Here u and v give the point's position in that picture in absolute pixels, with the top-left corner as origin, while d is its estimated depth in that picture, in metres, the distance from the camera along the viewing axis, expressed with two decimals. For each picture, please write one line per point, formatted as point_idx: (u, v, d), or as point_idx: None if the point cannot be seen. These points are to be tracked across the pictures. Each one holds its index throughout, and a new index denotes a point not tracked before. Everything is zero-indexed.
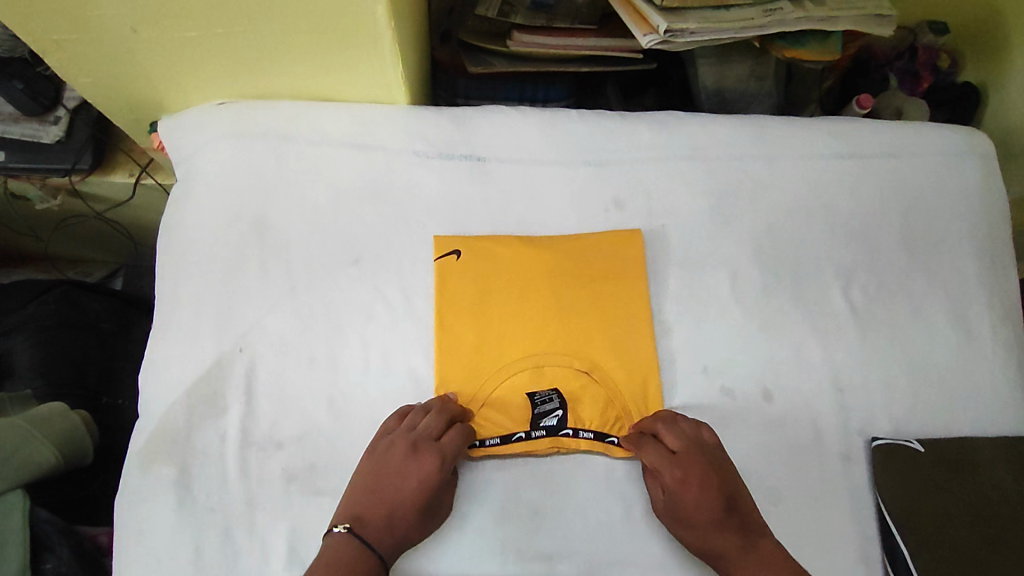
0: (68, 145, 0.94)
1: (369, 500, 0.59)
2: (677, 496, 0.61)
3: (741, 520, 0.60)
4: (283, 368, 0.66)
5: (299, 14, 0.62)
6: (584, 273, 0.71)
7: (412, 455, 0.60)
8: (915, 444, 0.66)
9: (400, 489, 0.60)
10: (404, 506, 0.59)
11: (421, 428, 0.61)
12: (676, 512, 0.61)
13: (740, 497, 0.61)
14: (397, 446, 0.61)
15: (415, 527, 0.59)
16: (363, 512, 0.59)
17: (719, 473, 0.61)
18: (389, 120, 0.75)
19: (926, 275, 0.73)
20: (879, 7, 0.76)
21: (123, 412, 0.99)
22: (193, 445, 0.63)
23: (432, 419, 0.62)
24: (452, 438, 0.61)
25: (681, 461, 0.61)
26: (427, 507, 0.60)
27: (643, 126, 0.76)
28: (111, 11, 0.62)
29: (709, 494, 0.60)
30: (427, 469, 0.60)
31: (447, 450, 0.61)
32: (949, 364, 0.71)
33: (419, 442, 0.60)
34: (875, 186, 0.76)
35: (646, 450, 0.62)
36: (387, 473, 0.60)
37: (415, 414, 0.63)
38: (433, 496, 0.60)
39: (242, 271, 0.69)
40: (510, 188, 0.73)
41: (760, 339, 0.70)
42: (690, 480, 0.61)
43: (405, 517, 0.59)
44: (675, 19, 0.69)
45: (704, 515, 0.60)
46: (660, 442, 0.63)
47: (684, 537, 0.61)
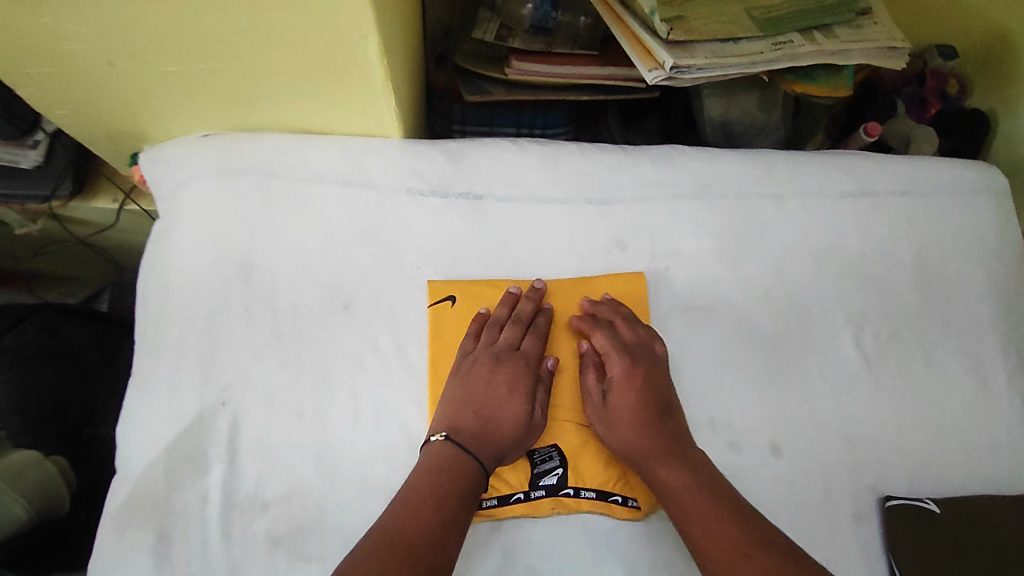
0: (48, 170, 0.88)
1: (466, 411, 0.61)
2: (620, 385, 0.64)
3: (670, 421, 0.63)
4: (269, 423, 0.63)
5: (288, 48, 0.58)
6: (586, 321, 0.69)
7: (497, 363, 0.63)
8: (930, 505, 0.63)
9: (493, 397, 0.62)
10: (499, 410, 0.62)
11: (500, 342, 0.65)
12: (617, 400, 0.63)
13: (671, 398, 0.64)
14: (481, 359, 0.64)
15: (513, 432, 0.61)
16: (459, 422, 0.61)
17: (659, 374, 0.64)
18: (380, 155, 0.71)
19: (940, 320, 0.71)
20: (892, 39, 0.72)
21: (105, 445, 0.93)
22: (173, 507, 0.60)
23: (509, 328, 0.65)
24: (530, 344, 0.65)
25: (632, 354, 0.65)
26: (521, 409, 0.62)
27: (647, 163, 0.73)
28: (86, 46, 0.58)
29: (652, 390, 0.63)
30: (514, 374, 0.63)
31: (529, 355, 0.65)
32: (964, 415, 0.68)
33: (502, 353, 0.64)
34: (888, 226, 0.73)
35: (598, 336, 0.65)
36: (477, 383, 0.63)
37: (491, 330, 0.66)
38: (523, 398, 0.62)
39: (225, 319, 0.65)
40: (508, 228, 0.70)
41: (769, 389, 0.67)
42: (634, 371, 0.64)
43: (502, 421, 0.61)
44: (680, 54, 0.66)
45: (641, 408, 0.62)
46: (616, 332, 0.66)
47: (614, 429, 0.62)
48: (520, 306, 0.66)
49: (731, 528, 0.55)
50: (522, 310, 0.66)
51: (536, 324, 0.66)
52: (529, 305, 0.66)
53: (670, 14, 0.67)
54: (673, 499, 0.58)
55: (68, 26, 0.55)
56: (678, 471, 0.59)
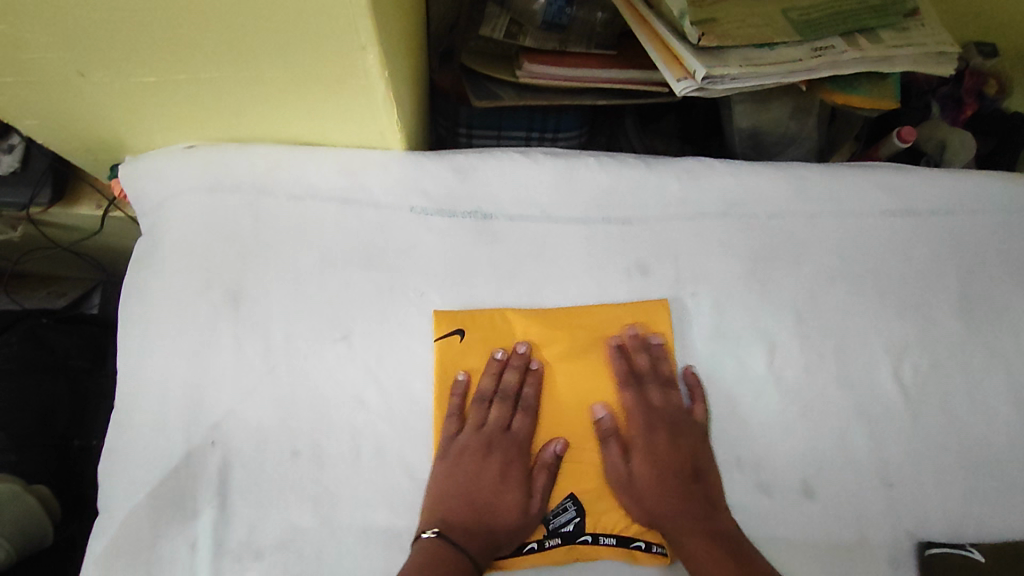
0: (23, 176, 0.82)
1: (458, 504, 0.58)
2: (644, 453, 0.61)
3: (698, 491, 0.60)
4: (261, 464, 0.58)
5: (277, 58, 0.53)
6: (585, 380, 0.62)
7: (489, 451, 0.60)
8: (974, 553, 0.59)
9: (485, 490, 0.59)
10: (495, 502, 0.59)
11: (489, 423, 0.61)
12: (639, 469, 0.60)
13: (704, 461, 0.61)
14: (471, 446, 0.60)
15: (510, 523, 0.58)
16: (449, 514, 0.57)
17: (686, 438, 0.61)
18: (381, 170, 0.66)
19: (985, 350, 0.66)
20: (939, 43, 0.67)
21: (96, 457, 0.85)
22: (159, 555, 0.55)
23: (497, 406, 0.61)
24: (521, 423, 0.61)
25: (654, 416, 0.62)
26: (517, 496, 0.58)
27: (671, 177, 0.68)
28: (51, 54, 0.52)
29: (677, 456, 0.61)
30: (505, 460, 0.60)
31: (520, 436, 0.61)
32: (1010, 452, 0.63)
33: (494, 439, 0.61)
34: (929, 248, 0.68)
35: (626, 394, 0.62)
36: (466, 473, 0.59)
37: (479, 407, 0.61)
38: (517, 485, 0.59)
39: (214, 349, 0.60)
40: (522, 251, 0.65)
41: (802, 427, 0.62)
42: (668, 438, 0.61)
43: (496, 516, 0.58)
44: (712, 62, 0.61)
45: (664, 474, 0.60)
46: (642, 393, 0.62)
47: (638, 497, 0.59)
48: (505, 377, 0.62)
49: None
50: (508, 382, 0.62)
51: (524, 396, 0.61)
52: (513, 373, 0.62)
53: (701, 17, 0.63)
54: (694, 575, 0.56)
55: (30, 34, 0.49)
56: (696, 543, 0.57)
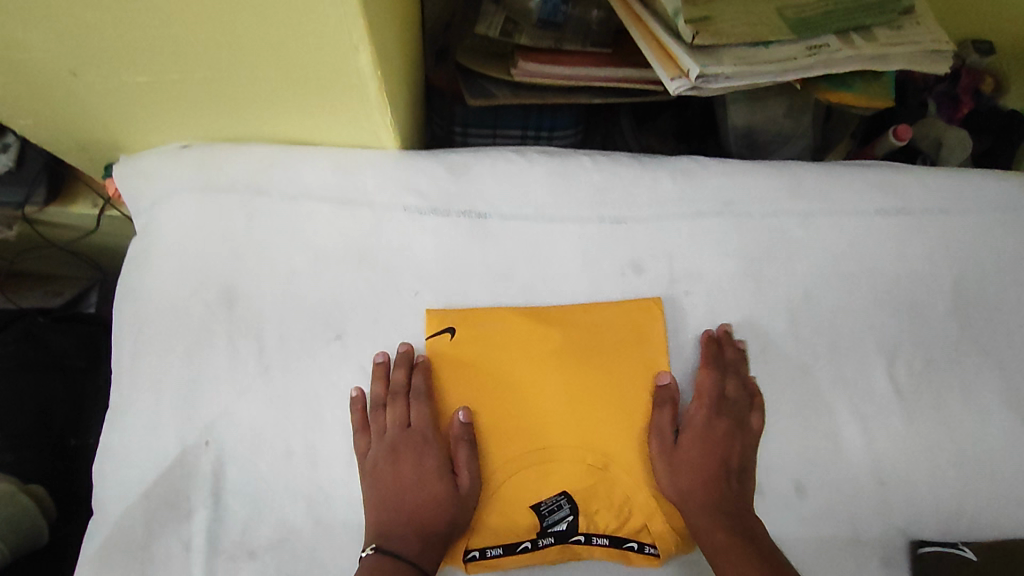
0: (17, 176, 0.81)
1: (389, 511, 0.56)
2: (695, 430, 0.60)
3: (736, 486, 0.59)
4: (255, 463, 0.58)
5: (270, 57, 0.53)
6: (506, 368, 0.61)
7: (397, 456, 0.58)
8: (966, 551, 0.59)
9: (407, 488, 0.58)
10: (420, 502, 0.57)
11: (388, 428, 0.59)
12: (689, 445, 0.59)
13: (747, 460, 0.60)
14: (380, 458, 0.58)
15: (442, 514, 0.56)
16: (388, 526, 0.56)
17: (742, 437, 0.60)
18: (375, 169, 0.65)
19: (979, 348, 0.66)
20: (935, 41, 0.67)
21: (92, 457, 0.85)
22: (153, 554, 0.55)
23: (392, 408, 0.59)
24: (418, 415, 0.59)
25: (724, 404, 0.61)
26: (439, 485, 0.57)
27: (666, 176, 0.68)
28: (44, 54, 0.52)
29: (726, 447, 0.60)
30: (416, 455, 0.59)
31: (422, 430, 0.59)
32: (1004, 451, 0.63)
33: (398, 442, 0.58)
34: (924, 247, 0.68)
35: (700, 376, 0.61)
36: (386, 482, 0.57)
37: (377, 414, 0.59)
38: (437, 475, 0.58)
39: (208, 349, 0.60)
40: (516, 250, 0.65)
41: (796, 426, 0.62)
42: (720, 422, 0.60)
43: (427, 511, 0.56)
44: (706, 61, 0.61)
45: (709, 461, 0.59)
46: (721, 380, 0.61)
47: (675, 476, 0.58)
48: (395, 375, 0.60)
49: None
50: (398, 381, 0.59)
51: (415, 388, 0.59)
52: (401, 370, 0.60)
53: (696, 14, 0.62)
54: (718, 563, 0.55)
55: (21, 33, 0.49)
56: (723, 535, 0.56)
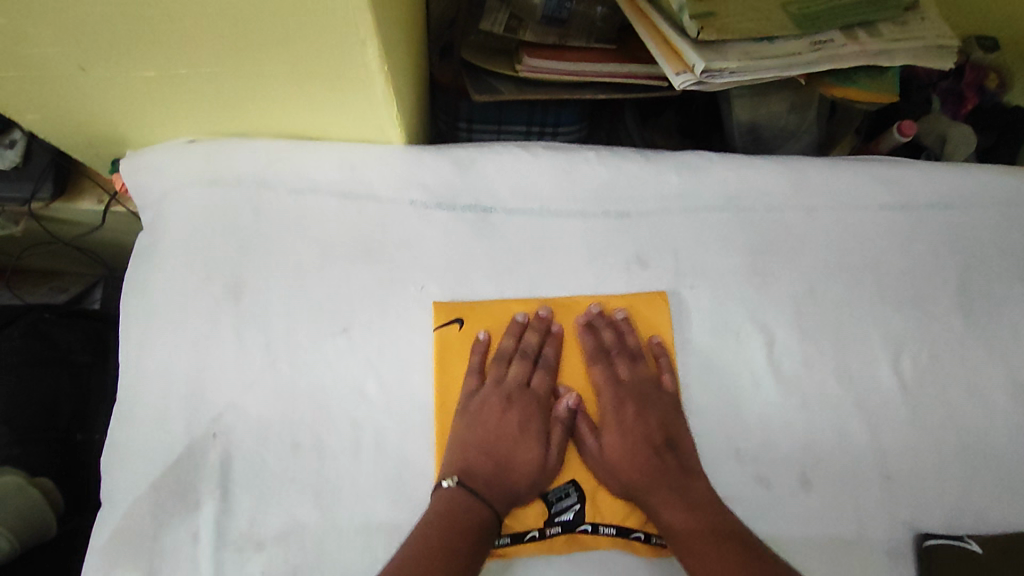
0: (25, 172, 0.81)
1: (478, 455, 0.59)
2: (611, 425, 0.61)
3: (671, 459, 0.59)
4: (262, 455, 0.58)
5: (277, 52, 0.53)
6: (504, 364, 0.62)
7: (509, 404, 0.61)
8: (971, 545, 0.58)
9: (503, 440, 0.60)
10: (512, 454, 0.59)
11: (509, 379, 0.62)
12: (609, 444, 0.61)
13: (677, 430, 0.61)
14: (491, 401, 0.61)
15: (527, 476, 0.58)
16: (472, 464, 0.58)
17: (653, 408, 0.61)
18: (382, 164, 0.66)
19: (983, 342, 0.66)
20: (939, 36, 0.67)
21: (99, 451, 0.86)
22: (162, 545, 0.55)
23: (516, 363, 0.62)
24: (540, 380, 0.63)
25: (623, 390, 0.62)
26: (534, 451, 0.60)
27: (670, 170, 0.68)
28: (53, 49, 0.52)
29: (646, 426, 0.61)
30: (525, 414, 0.61)
31: (539, 392, 0.62)
32: (1007, 445, 0.63)
33: (513, 394, 0.61)
34: (928, 241, 0.68)
35: (594, 369, 0.63)
36: (488, 426, 0.60)
37: (498, 364, 0.62)
38: (536, 440, 0.60)
39: (216, 342, 0.60)
40: (521, 244, 0.65)
41: (801, 419, 0.62)
42: (627, 407, 0.61)
43: (515, 468, 0.59)
44: (711, 56, 0.62)
45: (636, 448, 0.60)
46: (612, 366, 0.63)
47: (613, 472, 0.59)
48: (526, 337, 0.63)
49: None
50: (529, 342, 0.62)
51: (545, 356, 0.63)
52: (535, 334, 0.63)
53: (701, 10, 0.62)
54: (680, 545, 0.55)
55: (30, 27, 0.49)
56: (682, 514, 0.56)
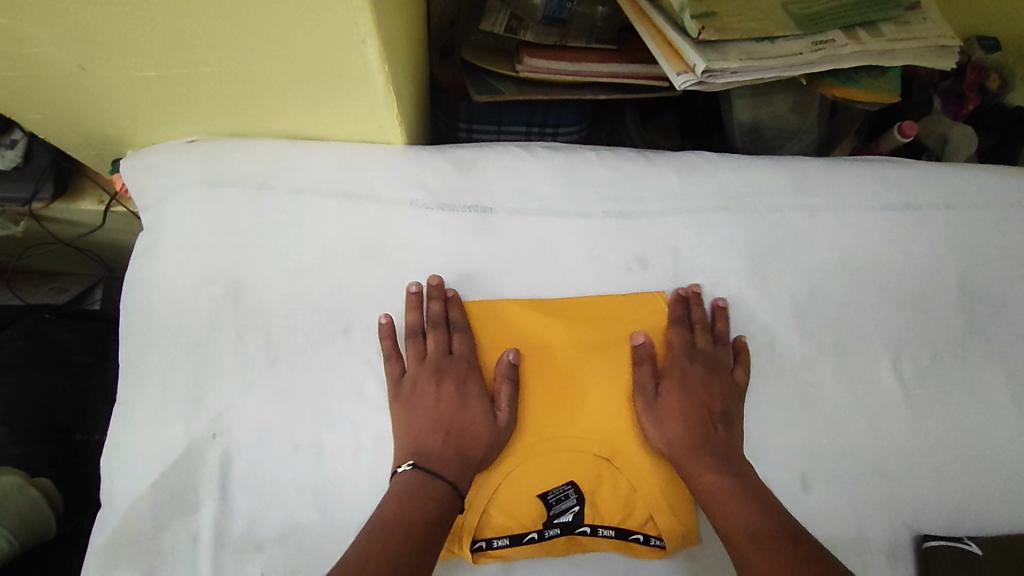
0: (26, 172, 0.81)
1: (428, 433, 0.58)
2: (674, 382, 0.61)
3: (721, 429, 0.60)
4: (262, 455, 0.58)
5: (277, 51, 0.53)
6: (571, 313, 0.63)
7: (439, 378, 0.60)
8: (970, 546, 0.58)
9: (450, 413, 0.59)
10: (462, 422, 0.58)
11: (431, 352, 0.61)
12: (668, 393, 0.61)
13: (732, 407, 0.61)
14: (422, 378, 0.60)
15: (480, 441, 0.57)
16: (423, 445, 0.57)
17: (720, 381, 0.62)
18: (382, 164, 0.66)
19: (984, 344, 0.66)
20: (941, 37, 0.67)
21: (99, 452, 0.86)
22: (161, 546, 0.55)
23: (432, 335, 0.61)
24: (460, 343, 0.61)
25: (697, 354, 0.63)
26: (481, 412, 0.58)
27: (670, 171, 0.68)
28: (54, 49, 0.52)
29: (707, 394, 0.61)
30: (458, 382, 0.60)
31: (464, 356, 0.61)
32: (1008, 446, 0.63)
33: (441, 366, 0.60)
34: (929, 242, 0.68)
35: (674, 330, 0.63)
36: (426, 404, 0.59)
37: (415, 341, 0.61)
38: (478, 401, 0.59)
39: (215, 342, 0.60)
40: (521, 244, 0.65)
41: (802, 420, 0.62)
42: (694, 369, 0.62)
43: (466, 435, 0.58)
44: (712, 56, 0.61)
45: (691, 406, 0.60)
46: (690, 333, 0.63)
47: (659, 423, 0.59)
48: (430, 307, 0.62)
49: (789, 557, 0.51)
50: (435, 312, 0.62)
51: (455, 320, 0.62)
52: (437, 303, 0.62)
53: (701, 10, 0.62)
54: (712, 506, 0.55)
55: (31, 28, 0.49)
56: (717, 479, 0.56)
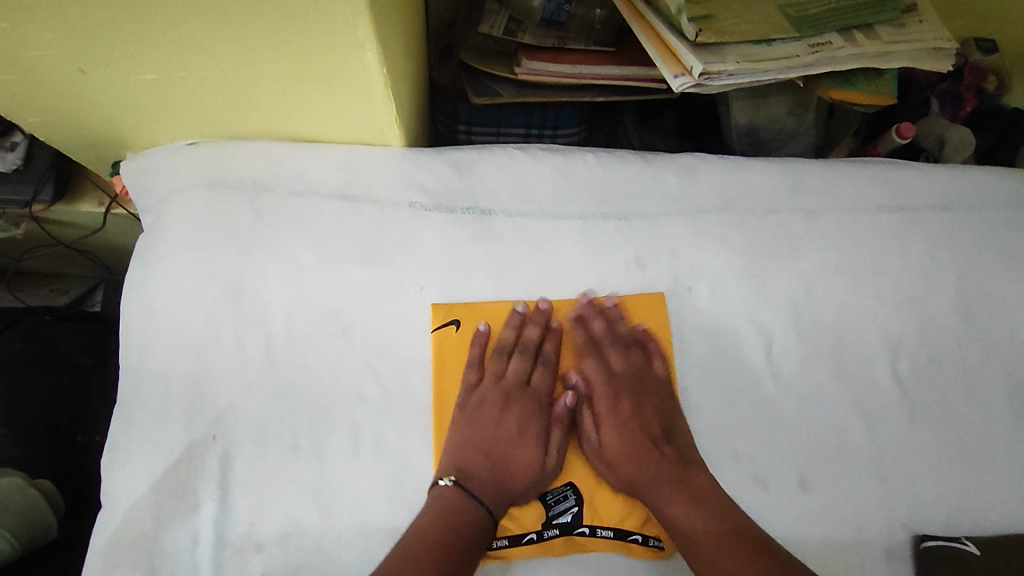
0: (27, 174, 0.82)
1: (477, 455, 0.58)
2: (608, 419, 0.61)
3: (666, 449, 0.59)
4: (261, 457, 0.58)
5: (275, 54, 0.53)
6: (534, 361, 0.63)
7: (507, 403, 0.61)
8: (968, 546, 0.58)
9: (506, 440, 0.59)
10: (510, 453, 0.59)
11: (508, 375, 0.62)
12: (609, 436, 0.60)
13: (673, 422, 0.60)
14: (490, 397, 0.61)
15: (524, 475, 0.58)
16: (468, 464, 0.58)
17: (649, 398, 0.61)
18: (381, 167, 0.66)
19: (981, 344, 0.66)
20: (937, 39, 0.68)
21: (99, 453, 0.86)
22: (161, 547, 0.55)
23: (516, 358, 0.62)
24: (540, 379, 0.62)
25: (619, 381, 0.62)
26: (533, 451, 0.59)
27: (669, 173, 0.68)
28: (53, 52, 0.53)
29: (643, 416, 0.61)
30: (524, 414, 0.61)
31: (540, 391, 0.62)
32: (1006, 446, 0.63)
33: (513, 391, 0.61)
34: (926, 243, 0.68)
35: (587, 361, 0.63)
36: (485, 426, 0.60)
37: (497, 360, 0.62)
38: (534, 439, 0.60)
39: (215, 344, 0.60)
40: (520, 245, 0.65)
41: (800, 421, 0.62)
42: (622, 399, 0.61)
43: (513, 469, 0.58)
44: (709, 59, 0.62)
45: (634, 436, 0.59)
46: (604, 359, 0.63)
47: (614, 466, 0.59)
48: (526, 330, 0.63)
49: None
50: (529, 336, 0.62)
51: (545, 352, 0.63)
52: (535, 329, 0.63)
53: (698, 13, 0.63)
54: (686, 539, 0.55)
55: (31, 32, 0.50)
56: (685, 507, 0.55)
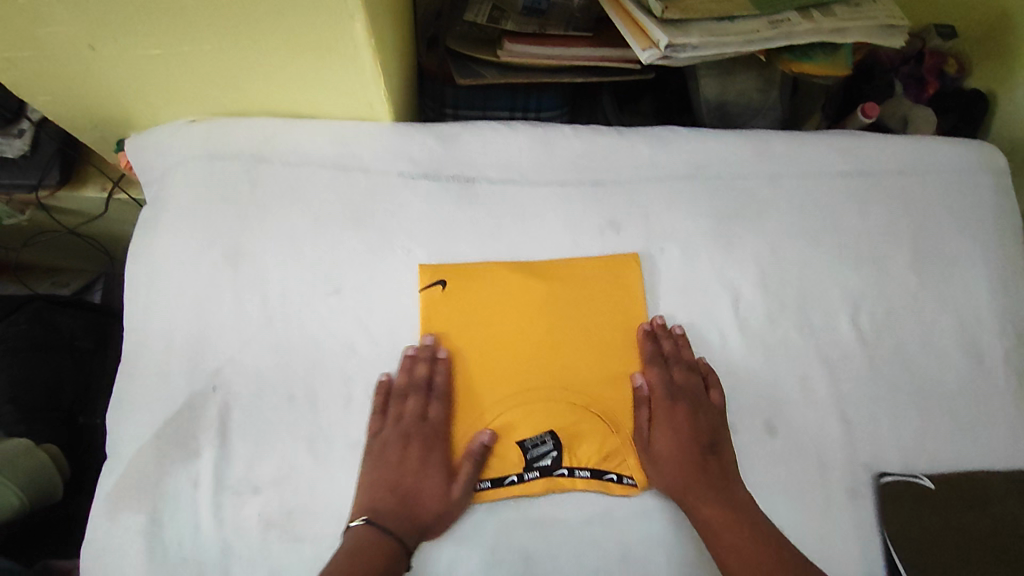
0: (33, 160, 0.85)
1: (385, 491, 0.59)
2: (664, 425, 0.63)
3: (714, 458, 0.61)
4: (259, 407, 0.62)
5: (269, 29, 0.57)
6: (562, 342, 0.65)
7: (407, 441, 0.61)
8: (923, 480, 0.63)
9: (409, 477, 0.59)
10: (418, 487, 0.59)
11: (407, 414, 0.61)
12: (660, 440, 0.62)
13: (721, 436, 0.63)
14: (392, 438, 0.61)
15: (432, 510, 0.58)
16: (376, 501, 0.58)
17: (704, 413, 0.63)
18: (371, 138, 0.70)
19: (936, 299, 0.71)
20: (889, 17, 0.73)
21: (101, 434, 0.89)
22: (164, 490, 0.59)
23: (411, 398, 0.61)
24: (436, 412, 0.62)
25: (679, 392, 0.64)
26: (439, 486, 0.59)
27: (641, 143, 0.73)
28: (66, 28, 0.57)
29: (695, 429, 0.62)
30: (425, 450, 0.61)
31: (435, 425, 0.62)
32: (958, 394, 0.68)
33: (411, 432, 0.61)
34: (884, 206, 0.73)
35: (650, 371, 0.64)
36: (389, 464, 0.60)
37: (398, 402, 0.62)
38: (436, 473, 0.60)
39: (215, 302, 0.64)
40: (502, 212, 0.69)
41: (766, 370, 0.66)
42: (679, 408, 0.63)
43: (422, 501, 0.58)
44: (675, 33, 0.66)
45: (684, 445, 0.62)
46: (667, 371, 0.64)
47: (659, 468, 0.61)
48: (416, 369, 0.62)
49: None
50: (419, 374, 0.62)
51: (435, 386, 0.62)
52: (424, 365, 0.62)
53: None
54: (715, 541, 0.57)
55: (47, 8, 0.54)
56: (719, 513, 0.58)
